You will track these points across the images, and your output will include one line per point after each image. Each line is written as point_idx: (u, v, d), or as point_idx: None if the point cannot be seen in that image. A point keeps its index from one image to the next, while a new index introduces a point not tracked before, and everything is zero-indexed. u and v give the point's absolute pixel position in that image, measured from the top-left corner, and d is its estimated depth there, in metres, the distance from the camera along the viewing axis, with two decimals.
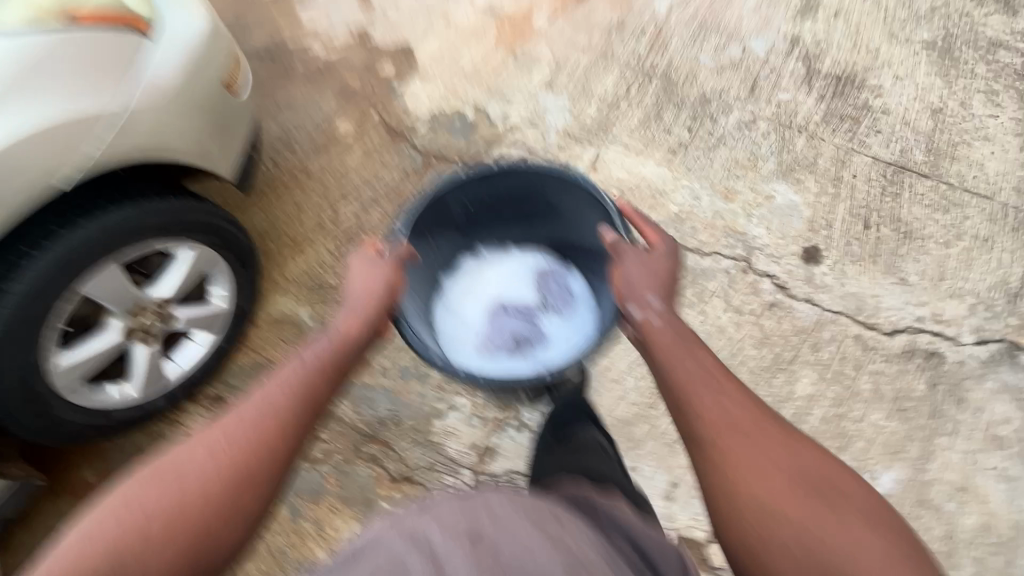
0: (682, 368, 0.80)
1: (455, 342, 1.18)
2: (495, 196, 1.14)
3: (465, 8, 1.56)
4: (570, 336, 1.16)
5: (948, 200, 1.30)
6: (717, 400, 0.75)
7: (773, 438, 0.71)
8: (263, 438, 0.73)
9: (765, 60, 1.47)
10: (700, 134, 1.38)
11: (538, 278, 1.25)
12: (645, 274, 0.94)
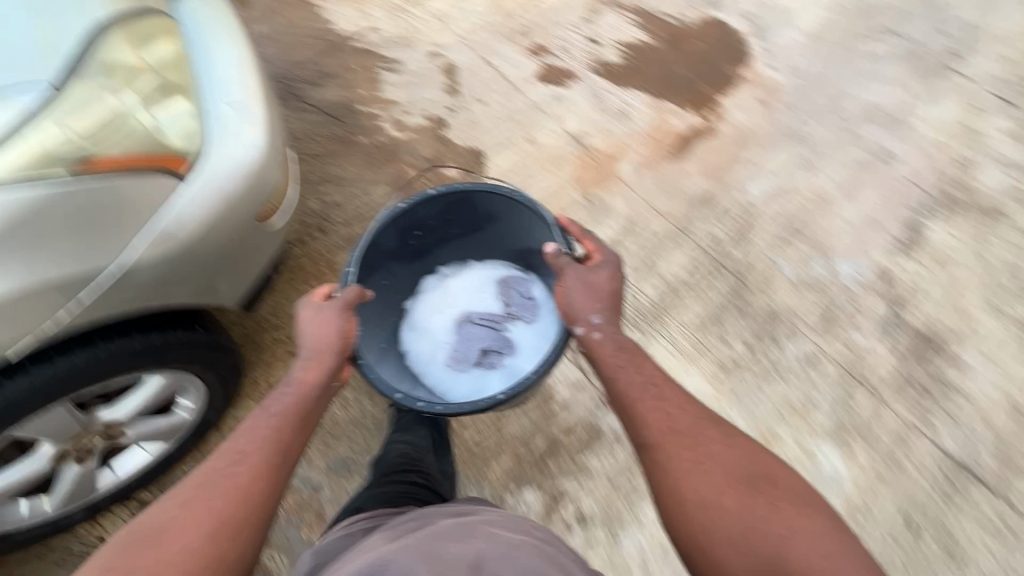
0: (625, 380, 0.88)
1: (434, 360, 1.23)
2: (443, 211, 1.18)
3: (552, 130, 1.46)
4: (536, 347, 1.17)
5: (1008, 522, 1.15)
6: (660, 409, 0.84)
7: (708, 437, 0.82)
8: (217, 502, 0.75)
9: (850, 288, 1.34)
10: (759, 357, 1.24)
11: (499, 285, 1.27)
12: (583, 292, 0.96)
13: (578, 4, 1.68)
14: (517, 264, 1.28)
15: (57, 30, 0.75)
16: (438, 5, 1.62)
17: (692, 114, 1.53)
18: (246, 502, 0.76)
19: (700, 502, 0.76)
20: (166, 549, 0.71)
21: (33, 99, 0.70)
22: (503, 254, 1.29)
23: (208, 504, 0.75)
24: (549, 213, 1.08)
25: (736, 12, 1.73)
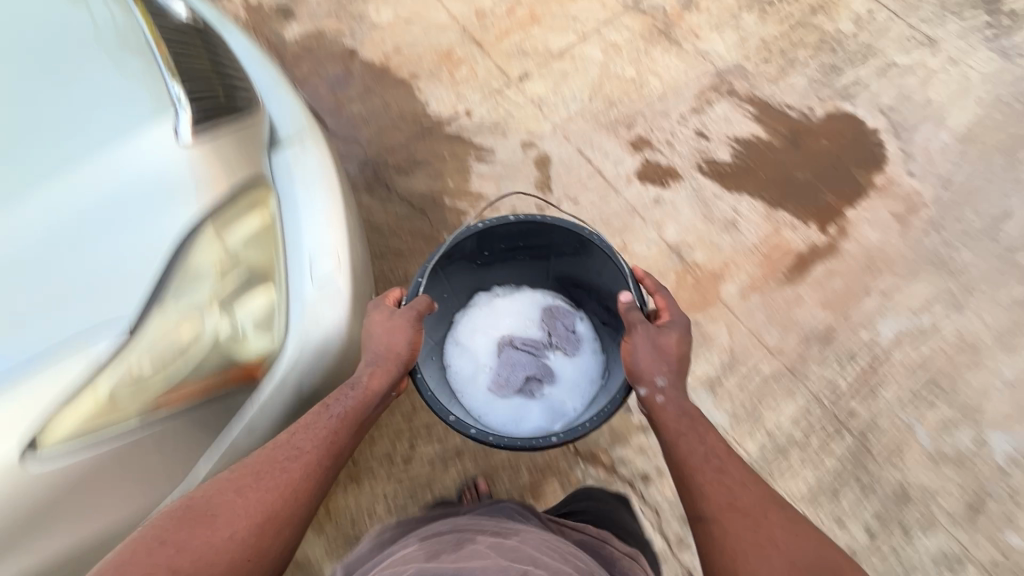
0: (687, 447, 0.85)
1: (473, 381, 1.23)
2: (513, 235, 1.18)
3: (649, 240, 1.34)
4: (580, 381, 1.23)
5: None
6: (721, 481, 0.80)
7: (773, 519, 0.76)
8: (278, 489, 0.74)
9: (1004, 469, 1.11)
10: (880, 547, 1.07)
11: (544, 313, 1.28)
12: (649, 353, 0.96)
13: (687, 91, 1.54)
14: (565, 297, 1.30)
15: (140, 240, 0.69)
16: (536, 89, 1.54)
17: (811, 229, 1.35)
18: (295, 499, 0.75)
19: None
20: (213, 535, 0.69)
21: (114, 337, 0.66)
22: (553, 283, 1.31)
23: (262, 493, 0.73)
24: (628, 265, 1.08)
25: (870, 106, 1.52)
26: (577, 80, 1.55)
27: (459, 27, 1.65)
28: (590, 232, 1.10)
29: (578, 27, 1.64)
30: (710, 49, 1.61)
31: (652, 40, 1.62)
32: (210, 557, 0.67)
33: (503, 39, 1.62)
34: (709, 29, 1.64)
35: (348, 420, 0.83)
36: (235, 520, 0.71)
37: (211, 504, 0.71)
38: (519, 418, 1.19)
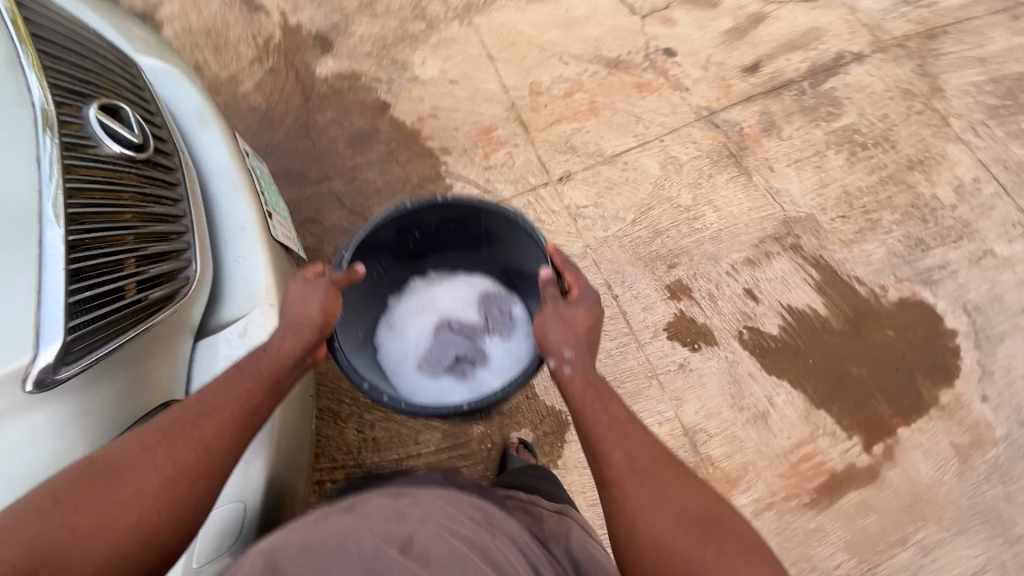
0: (592, 416, 0.87)
1: (404, 362, 1.22)
2: (438, 220, 1.15)
3: (663, 416, 1.16)
4: (508, 365, 1.19)
5: None
6: (624, 445, 0.82)
7: (669, 476, 0.78)
8: (189, 445, 0.67)
9: None
10: None
11: (481, 298, 1.27)
12: (564, 329, 0.95)
13: (745, 235, 1.33)
14: (501, 281, 1.26)
15: None
16: (575, 196, 1.35)
17: (854, 444, 1.15)
18: (208, 458, 0.68)
19: (651, 540, 0.73)
20: (118, 494, 0.61)
21: None
22: (493, 271, 1.27)
23: (170, 446, 0.66)
24: (545, 240, 1.03)
25: (954, 299, 1.30)
26: (624, 194, 1.36)
27: (507, 100, 1.47)
28: (507, 211, 1.07)
29: (638, 129, 1.45)
30: (783, 188, 1.40)
31: (719, 163, 1.41)
32: (117, 516, 0.61)
33: (553, 126, 1.44)
34: (786, 162, 1.43)
35: (264, 376, 0.77)
36: (143, 476, 0.63)
37: (112, 459, 0.63)
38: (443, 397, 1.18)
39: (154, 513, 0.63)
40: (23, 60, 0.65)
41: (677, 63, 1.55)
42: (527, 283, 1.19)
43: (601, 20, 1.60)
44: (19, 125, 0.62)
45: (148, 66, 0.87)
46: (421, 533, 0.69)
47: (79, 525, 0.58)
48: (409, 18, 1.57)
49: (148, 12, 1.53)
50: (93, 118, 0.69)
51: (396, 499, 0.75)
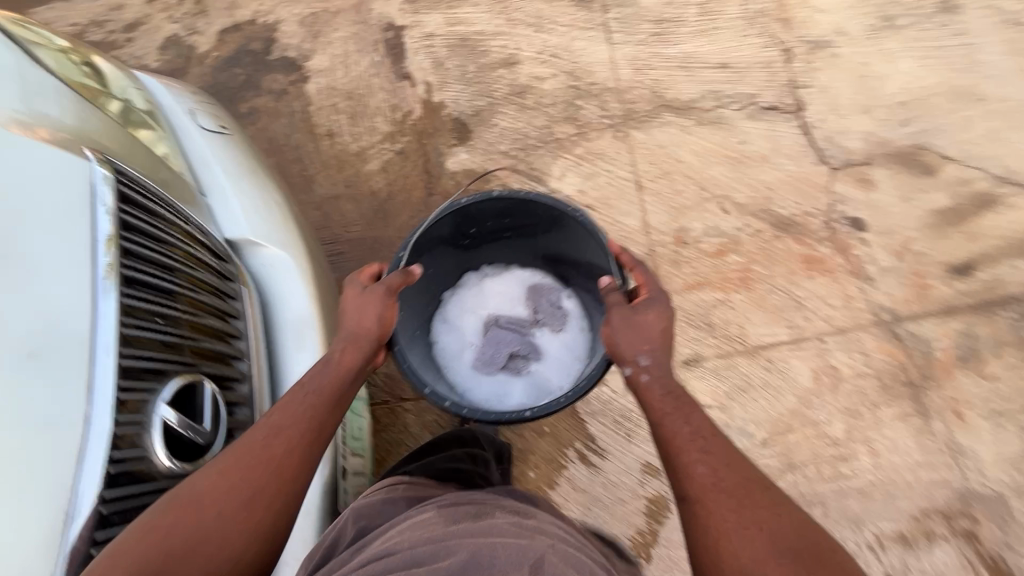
0: (672, 426, 0.75)
1: (458, 358, 1.19)
2: (498, 213, 1.09)
3: None
4: (566, 360, 1.17)
5: None
6: (706, 459, 0.72)
7: (759, 499, 0.70)
8: (263, 459, 0.65)
9: None
10: None
11: (531, 290, 1.23)
12: (639, 333, 0.82)
13: (904, 502, 1.06)
14: (552, 275, 1.23)
15: None
16: (700, 390, 1.14)
17: None
18: (282, 476, 0.66)
19: (741, 570, 0.65)
20: (198, 518, 0.60)
21: None
22: (539, 263, 1.23)
23: (245, 469, 0.64)
24: (609, 239, 0.97)
25: None
26: (761, 403, 1.12)
27: (645, 243, 1.27)
28: (573, 209, 1.00)
29: (795, 318, 1.19)
30: (970, 447, 1.09)
31: (892, 391, 1.13)
32: (206, 541, 0.60)
33: (692, 291, 1.22)
34: (982, 411, 1.12)
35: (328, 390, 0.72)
36: (223, 498, 0.62)
37: (195, 487, 0.61)
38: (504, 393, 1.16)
39: (235, 532, 0.62)
40: (102, 315, 0.58)
41: (864, 240, 1.27)
42: (579, 274, 1.15)
43: (779, 162, 1.36)
44: (71, 412, 0.54)
45: (268, 258, 0.80)
46: (550, 554, 0.60)
47: (170, 553, 0.58)
48: (559, 119, 1.41)
49: (297, 61, 1.48)
50: (159, 405, 0.60)
51: (519, 519, 0.68)
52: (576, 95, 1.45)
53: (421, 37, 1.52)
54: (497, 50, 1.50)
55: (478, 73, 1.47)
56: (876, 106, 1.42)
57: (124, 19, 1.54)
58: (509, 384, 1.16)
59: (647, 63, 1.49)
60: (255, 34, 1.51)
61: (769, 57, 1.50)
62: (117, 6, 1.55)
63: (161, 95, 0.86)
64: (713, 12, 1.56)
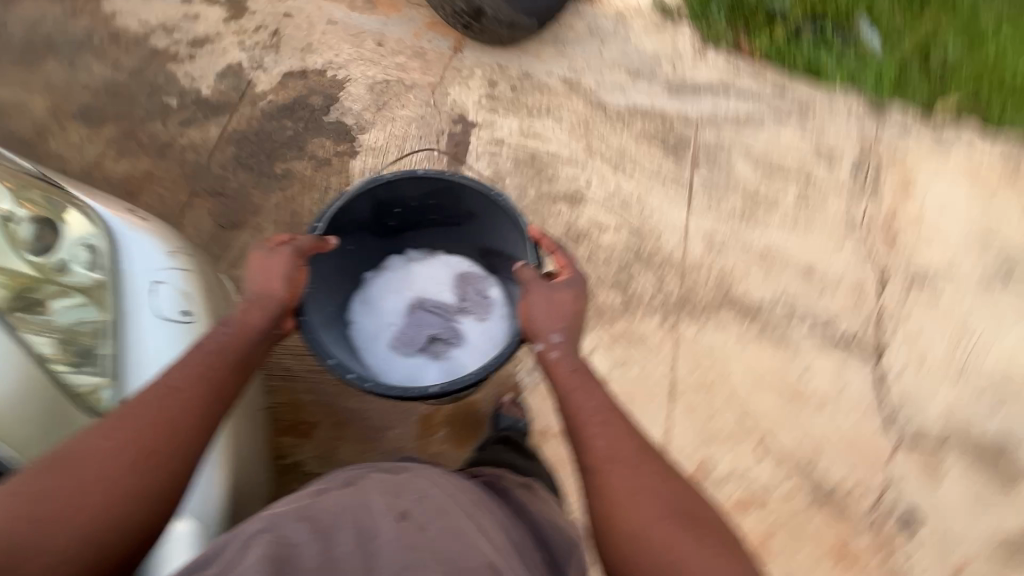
0: (578, 402, 0.83)
1: (377, 339, 1.26)
2: (425, 195, 1.18)
3: None
4: (482, 345, 1.25)
5: None
6: (607, 434, 0.78)
7: (648, 469, 0.76)
8: (151, 422, 0.71)
9: None
10: None
11: (455, 278, 1.31)
12: (549, 310, 0.91)
13: None
14: (479, 263, 1.31)
15: None
16: None
17: None
18: (173, 436, 0.72)
19: (628, 532, 0.71)
20: (80, 476, 0.65)
21: None
22: (468, 250, 1.32)
23: (134, 429, 0.70)
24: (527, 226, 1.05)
25: None
26: None
27: None
28: (496, 195, 1.08)
29: None
30: None
31: None
32: (81, 496, 0.64)
33: None
34: None
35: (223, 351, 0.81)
36: (103, 464, 0.67)
37: (79, 450, 0.67)
38: (418, 374, 1.23)
39: (119, 488, 0.66)
40: None
41: (909, 544, 1.10)
42: (502, 264, 1.24)
43: (837, 411, 1.18)
44: None
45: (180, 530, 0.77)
46: (417, 507, 0.62)
47: (45, 513, 0.62)
48: (607, 281, 1.25)
49: (353, 129, 1.36)
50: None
51: (390, 477, 0.68)
52: (634, 259, 1.29)
53: (489, 141, 1.39)
54: (566, 179, 1.36)
55: (537, 204, 1.33)
56: (969, 374, 1.23)
57: (195, 32, 1.45)
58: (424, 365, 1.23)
59: (723, 243, 1.32)
60: (320, 87, 1.41)
61: (862, 277, 1.31)
62: (192, 15, 1.46)
63: (130, 263, 0.92)
64: (811, 204, 1.40)
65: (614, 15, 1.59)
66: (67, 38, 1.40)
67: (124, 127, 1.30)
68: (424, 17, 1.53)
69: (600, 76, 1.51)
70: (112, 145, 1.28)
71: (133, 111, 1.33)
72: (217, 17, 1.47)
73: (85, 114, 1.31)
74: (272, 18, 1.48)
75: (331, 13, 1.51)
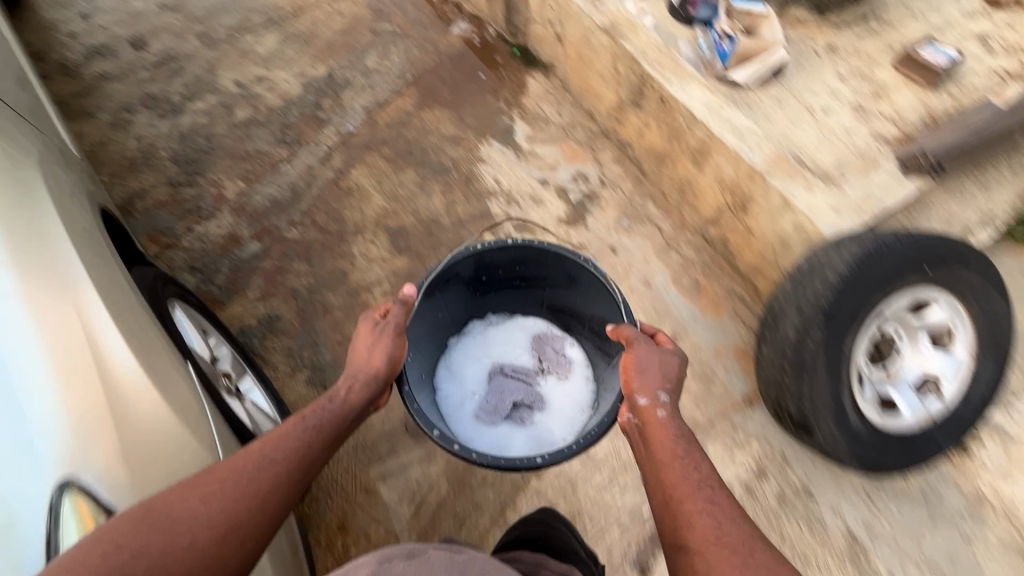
0: (678, 468, 0.76)
1: (462, 408, 1.15)
2: (510, 261, 1.10)
3: None
4: (571, 408, 1.16)
5: None
6: (707, 503, 0.72)
7: (761, 559, 0.66)
8: (249, 489, 0.71)
9: None
10: None
11: (533, 340, 1.22)
12: (655, 369, 0.89)
13: None
14: (555, 321, 1.23)
15: None
16: None
17: None
18: (262, 512, 0.71)
19: None
20: (173, 540, 0.64)
21: None
22: (543, 308, 1.22)
23: (228, 503, 0.69)
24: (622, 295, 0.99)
25: None
26: None
27: None
28: (583, 260, 1.03)
29: None
30: None
31: None
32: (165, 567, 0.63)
33: None
34: None
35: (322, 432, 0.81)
36: (194, 532, 0.66)
37: (174, 514, 0.66)
38: (506, 444, 1.11)
39: (199, 561, 0.65)
40: None
41: None
42: (588, 322, 1.14)
43: None
44: None
45: None
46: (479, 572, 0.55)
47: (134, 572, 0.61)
48: None
49: None
50: None
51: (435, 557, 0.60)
52: None
53: None
54: None
55: None
56: None
57: (528, 214, 1.46)
58: (511, 434, 1.12)
59: None
60: None
61: None
62: (536, 200, 1.48)
63: None
64: None
65: (966, 496, 1.14)
66: (437, 160, 1.52)
67: (412, 267, 1.34)
68: (737, 340, 1.31)
69: (900, 565, 1.09)
70: (392, 277, 1.32)
71: (429, 257, 1.36)
72: (556, 214, 1.47)
73: (396, 235, 1.38)
74: (597, 246, 1.42)
75: (652, 275, 1.39)
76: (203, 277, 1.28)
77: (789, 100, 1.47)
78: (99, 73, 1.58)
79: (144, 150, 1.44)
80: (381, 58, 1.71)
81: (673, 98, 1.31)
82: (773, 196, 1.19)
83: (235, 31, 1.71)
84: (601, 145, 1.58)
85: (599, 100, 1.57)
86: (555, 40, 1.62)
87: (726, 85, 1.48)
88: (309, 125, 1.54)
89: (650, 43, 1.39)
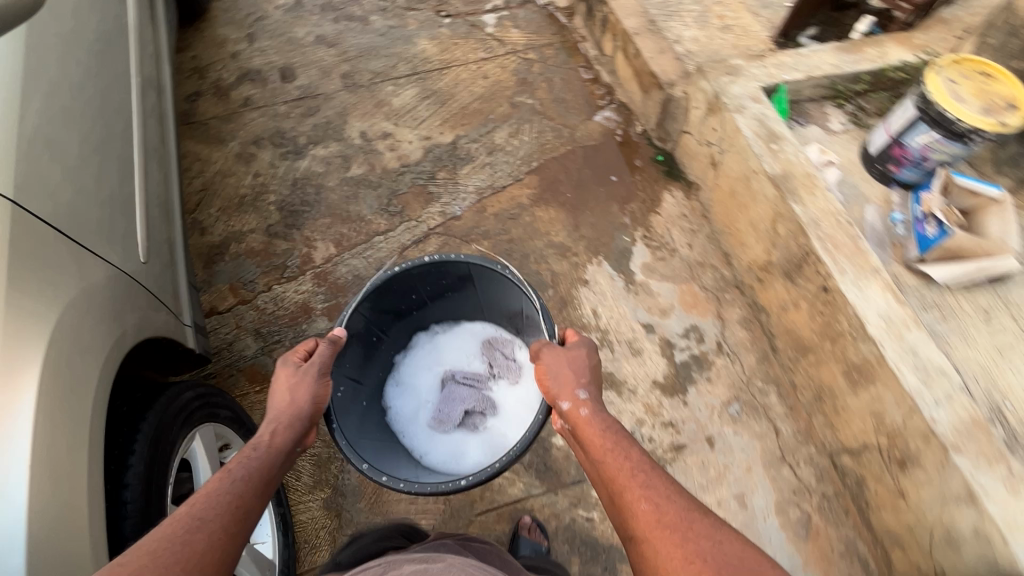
0: (611, 458, 0.75)
1: (416, 419, 1.15)
2: (433, 276, 1.09)
3: None
4: (524, 408, 1.14)
5: None
6: (634, 477, 0.72)
7: (700, 529, 0.64)
8: (185, 547, 0.59)
9: None
10: None
11: (482, 344, 1.20)
12: (567, 369, 0.89)
13: None
14: (501, 325, 1.19)
15: None
16: None
17: None
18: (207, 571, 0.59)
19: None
20: None
21: None
22: (489, 316, 1.19)
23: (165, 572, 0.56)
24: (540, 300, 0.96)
25: None
26: None
27: None
28: (495, 267, 0.99)
29: None
30: None
31: None
32: None
33: None
34: None
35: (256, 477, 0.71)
36: None
37: None
38: (461, 453, 1.11)
39: None
40: None
41: None
42: (527, 328, 1.11)
43: None
44: None
45: None
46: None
47: None
48: None
49: None
50: None
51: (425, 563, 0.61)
52: None
53: None
54: None
55: None
56: None
57: (620, 364, 1.24)
58: (465, 443, 1.11)
59: None
60: None
61: None
62: (634, 350, 1.26)
63: None
64: None
65: None
66: (537, 271, 1.36)
67: None
68: None
69: None
70: None
71: None
72: (653, 373, 1.23)
73: None
74: (691, 431, 1.17)
75: (750, 491, 1.12)
76: (264, 346, 1.22)
77: (1000, 318, 1.11)
78: (244, 98, 1.61)
79: (256, 190, 1.44)
80: (511, 135, 1.58)
81: (841, 295, 1.02)
82: (953, 481, 0.87)
83: (377, 77, 1.68)
84: (730, 299, 1.32)
85: (742, 248, 1.31)
86: (709, 162, 1.38)
87: (915, 277, 1.15)
88: (416, 197, 1.45)
89: (829, 211, 1.11)
